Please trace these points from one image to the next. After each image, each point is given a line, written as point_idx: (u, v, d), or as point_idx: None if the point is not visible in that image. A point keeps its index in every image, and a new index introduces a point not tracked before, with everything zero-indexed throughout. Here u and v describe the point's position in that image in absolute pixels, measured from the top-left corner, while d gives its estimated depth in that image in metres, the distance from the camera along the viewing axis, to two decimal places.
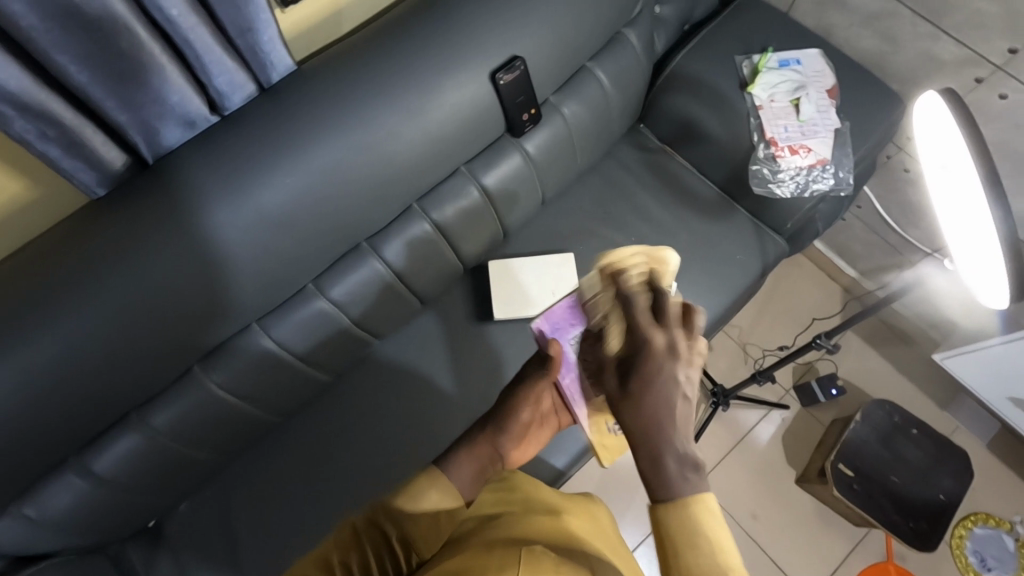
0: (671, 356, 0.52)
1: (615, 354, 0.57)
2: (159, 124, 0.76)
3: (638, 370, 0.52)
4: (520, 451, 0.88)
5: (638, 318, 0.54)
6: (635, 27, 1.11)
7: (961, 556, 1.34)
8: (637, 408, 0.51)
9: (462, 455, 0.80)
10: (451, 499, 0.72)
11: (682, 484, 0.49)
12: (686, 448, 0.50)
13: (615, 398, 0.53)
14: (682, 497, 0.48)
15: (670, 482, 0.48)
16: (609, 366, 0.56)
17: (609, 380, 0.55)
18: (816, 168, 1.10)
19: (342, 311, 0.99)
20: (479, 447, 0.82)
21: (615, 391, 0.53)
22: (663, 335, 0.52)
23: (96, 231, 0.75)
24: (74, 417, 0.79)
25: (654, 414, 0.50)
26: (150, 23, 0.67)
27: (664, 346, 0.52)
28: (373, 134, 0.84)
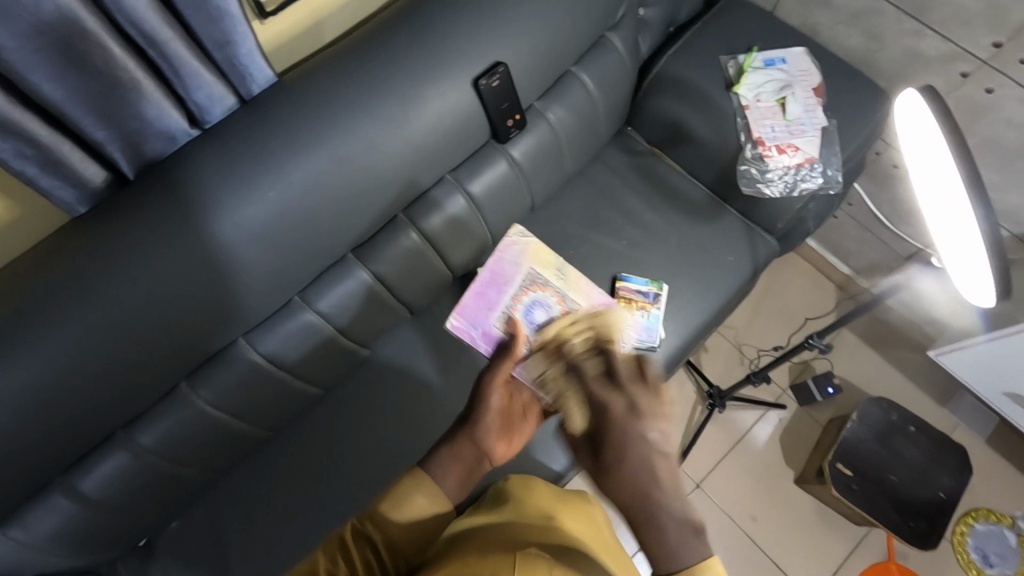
0: (634, 416, 0.55)
1: (584, 432, 0.57)
2: (139, 140, 0.75)
3: (605, 436, 0.55)
4: (506, 445, 0.82)
5: (590, 387, 0.58)
6: (619, 31, 1.11)
7: (963, 553, 1.33)
8: (616, 486, 0.53)
9: (444, 458, 0.75)
10: (438, 504, 0.71)
11: (682, 555, 0.50)
12: (683, 511, 0.51)
13: (597, 479, 0.55)
14: (688, 568, 0.49)
15: (672, 552, 0.50)
16: (579, 447, 0.58)
17: (587, 459, 0.57)
18: (804, 167, 1.09)
19: (330, 323, 0.98)
20: (459, 449, 0.76)
21: (594, 469, 0.56)
22: (616, 398, 0.56)
23: (75, 249, 0.74)
24: (59, 439, 0.79)
25: (636, 482, 0.52)
26: (124, 38, 0.66)
27: (624, 408, 0.56)
28: (355, 146, 0.83)
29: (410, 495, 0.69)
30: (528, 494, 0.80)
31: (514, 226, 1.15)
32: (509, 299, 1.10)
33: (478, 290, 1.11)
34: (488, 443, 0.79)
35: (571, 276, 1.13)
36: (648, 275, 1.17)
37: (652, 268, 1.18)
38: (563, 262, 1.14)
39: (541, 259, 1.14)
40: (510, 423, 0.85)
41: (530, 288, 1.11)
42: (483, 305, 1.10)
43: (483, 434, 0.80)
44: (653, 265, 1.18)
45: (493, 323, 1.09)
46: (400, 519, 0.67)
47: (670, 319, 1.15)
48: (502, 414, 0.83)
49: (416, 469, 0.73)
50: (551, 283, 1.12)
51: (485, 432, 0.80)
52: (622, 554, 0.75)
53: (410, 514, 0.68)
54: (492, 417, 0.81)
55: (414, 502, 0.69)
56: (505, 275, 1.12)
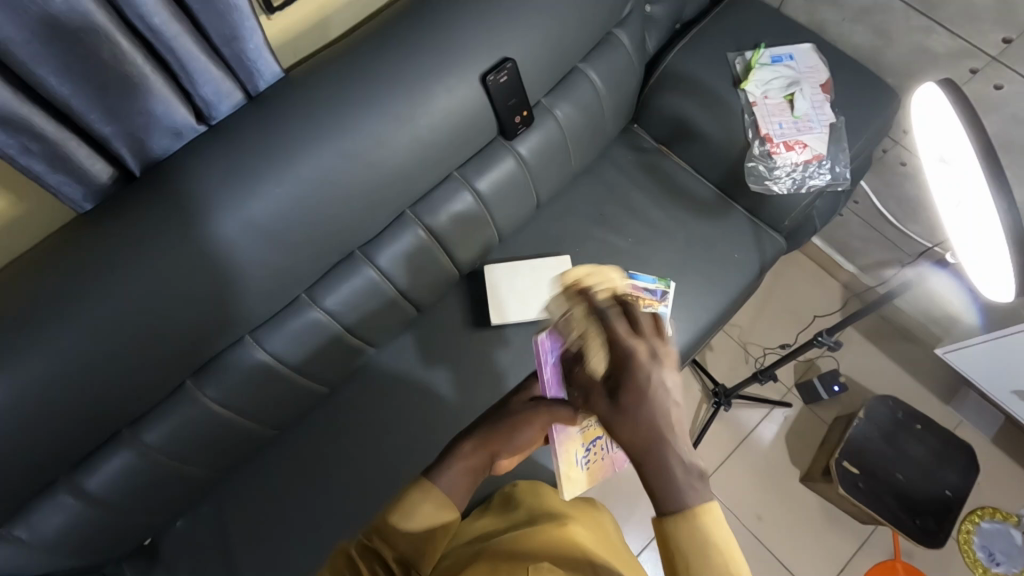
0: (655, 362, 0.54)
1: (604, 375, 0.57)
2: (146, 136, 0.75)
3: (626, 377, 0.54)
4: (512, 463, 0.88)
5: (616, 332, 0.58)
6: (626, 27, 1.10)
7: (969, 552, 1.32)
8: (631, 425, 0.52)
9: (460, 467, 0.77)
10: (445, 512, 0.69)
11: (685, 494, 0.48)
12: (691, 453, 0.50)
13: (610, 419, 0.54)
14: (689, 507, 0.48)
15: (676, 489, 0.48)
16: (598, 389, 0.57)
17: (602, 400, 0.55)
18: (812, 164, 1.09)
19: (336, 320, 0.98)
20: (475, 462, 0.79)
21: (608, 407, 0.55)
22: (641, 346, 0.55)
23: (81, 246, 0.73)
24: (64, 437, 0.78)
25: (651, 423, 0.51)
26: (132, 33, 0.66)
27: (647, 353, 0.55)
28: (363, 141, 0.83)
29: (414, 503, 0.68)
30: (535, 503, 0.80)
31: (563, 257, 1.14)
32: None
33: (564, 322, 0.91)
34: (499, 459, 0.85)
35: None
36: (655, 273, 1.16)
37: (659, 266, 1.17)
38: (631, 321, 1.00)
39: None
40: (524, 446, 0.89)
41: None
42: None
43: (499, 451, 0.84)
44: (659, 263, 1.17)
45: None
46: (409, 531, 0.65)
47: (677, 317, 1.14)
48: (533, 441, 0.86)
49: (422, 478, 0.72)
50: None
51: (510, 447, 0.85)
52: (631, 558, 0.76)
53: (416, 524, 0.66)
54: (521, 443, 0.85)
55: (421, 513, 0.67)
56: None
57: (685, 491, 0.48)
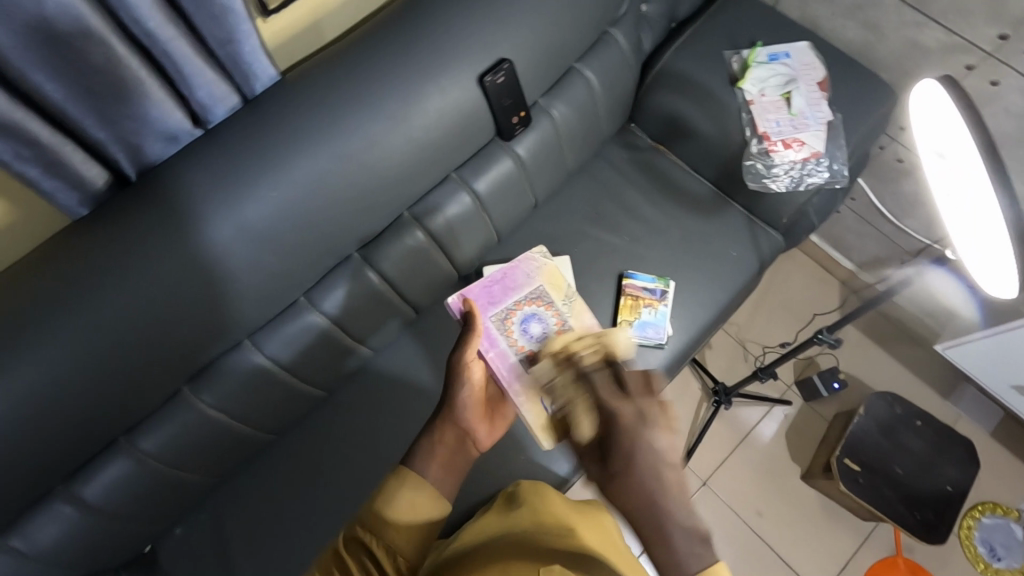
0: (641, 424, 0.60)
1: (592, 438, 0.63)
2: (141, 140, 0.74)
3: (615, 446, 0.59)
4: (487, 428, 0.88)
5: (600, 395, 0.65)
6: (621, 27, 1.10)
7: (970, 547, 1.34)
8: (624, 488, 0.55)
9: (428, 443, 0.79)
10: (428, 502, 0.72)
11: (687, 562, 0.50)
12: (690, 517, 0.52)
13: (603, 484, 0.59)
14: (689, 575, 0.50)
15: (675, 553, 0.51)
16: (587, 449, 0.63)
17: (595, 466, 0.61)
18: (810, 161, 1.09)
19: (335, 324, 0.97)
20: (442, 435, 0.80)
21: (600, 475, 0.59)
22: (626, 407, 0.62)
23: (75, 253, 0.73)
24: (60, 446, 0.77)
25: (642, 487, 0.54)
26: (126, 37, 0.65)
27: (633, 416, 0.61)
28: (360, 143, 0.82)
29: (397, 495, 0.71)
30: (538, 502, 0.79)
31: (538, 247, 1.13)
32: (511, 302, 1.02)
33: (486, 283, 1.04)
34: (470, 422, 0.85)
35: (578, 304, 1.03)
36: (653, 272, 1.16)
37: (658, 265, 1.17)
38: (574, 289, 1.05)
39: (554, 281, 1.05)
40: (488, 405, 0.91)
41: (533, 301, 1.02)
42: (488, 296, 1.02)
43: (462, 415, 0.85)
44: (658, 261, 1.17)
45: (491, 317, 1.00)
46: (393, 517, 0.69)
47: (676, 316, 1.14)
48: (481, 394, 0.89)
49: (401, 465, 0.75)
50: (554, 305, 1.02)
51: (463, 411, 0.85)
52: (634, 563, 0.74)
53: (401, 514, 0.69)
54: (467, 401, 0.86)
55: (403, 503, 0.70)
56: (517, 280, 1.05)
57: (686, 560, 0.50)
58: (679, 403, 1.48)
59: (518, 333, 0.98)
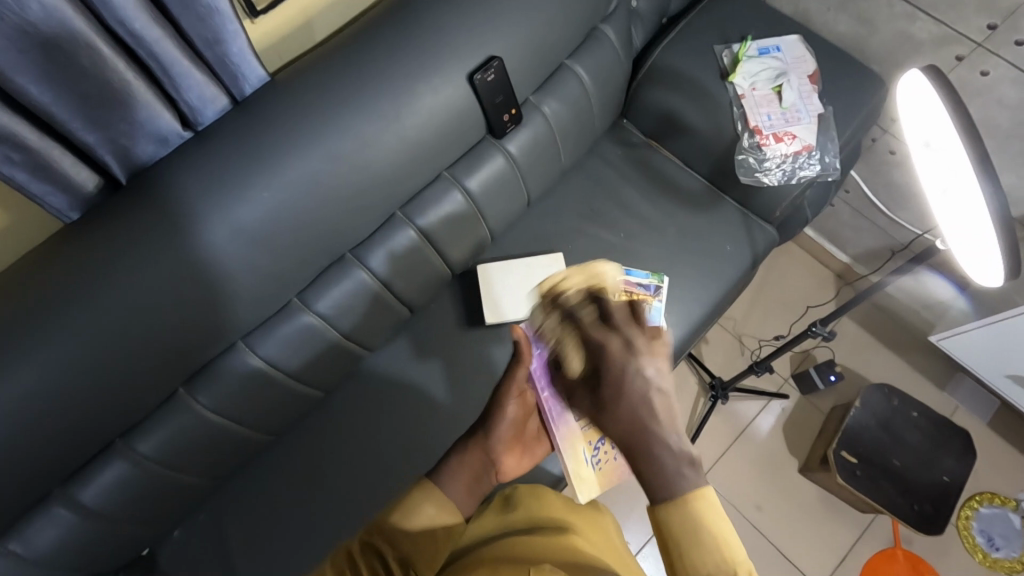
0: (630, 353, 0.54)
1: (583, 375, 0.58)
2: (130, 143, 0.74)
3: (603, 375, 0.54)
4: (514, 460, 0.88)
5: (584, 325, 0.58)
6: (611, 23, 1.10)
7: (969, 537, 1.35)
8: (613, 419, 0.52)
9: (455, 465, 0.79)
10: (449, 515, 0.71)
11: (675, 483, 0.48)
12: (679, 443, 0.49)
13: (595, 414, 0.55)
14: (682, 495, 0.48)
15: (666, 479, 0.48)
16: (581, 385, 0.58)
17: (586, 397, 0.56)
18: (802, 154, 1.09)
19: (329, 324, 0.97)
20: (469, 458, 0.81)
21: (593, 407, 0.55)
22: (613, 337, 0.55)
23: (67, 256, 0.73)
24: (56, 450, 0.77)
25: (632, 418, 0.51)
26: (112, 39, 0.65)
27: (620, 346, 0.54)
28: (350, 142, 0.82)
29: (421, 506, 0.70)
30: (535, 502, 0.77)
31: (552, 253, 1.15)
32: None
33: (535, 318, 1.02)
34: (498, 452, 0.85)
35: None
36: (648, 267, 1.16)
37: (653, 260, 1.17)
38: None
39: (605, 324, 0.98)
40: (520, 439, 0.91)
41: None
42: None
43: (494, 444, 0.86)
44: (653, 257, 1.17)
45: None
46: (412, 530, 0.66)
47: (671, 311, 1.14)
48: (514, 425, 0.89)
49: (427, 479, 0.75)
50: None
51: (496, 440, 0.86)
52: (632, 564, 0.73)
53: (421, 523, 0.68)
54: (503, 427, 0.87)
55: (424, 512, 0.69)
56: None
57: (673, 482, 0.48)
58: (677, 399, 1.49)
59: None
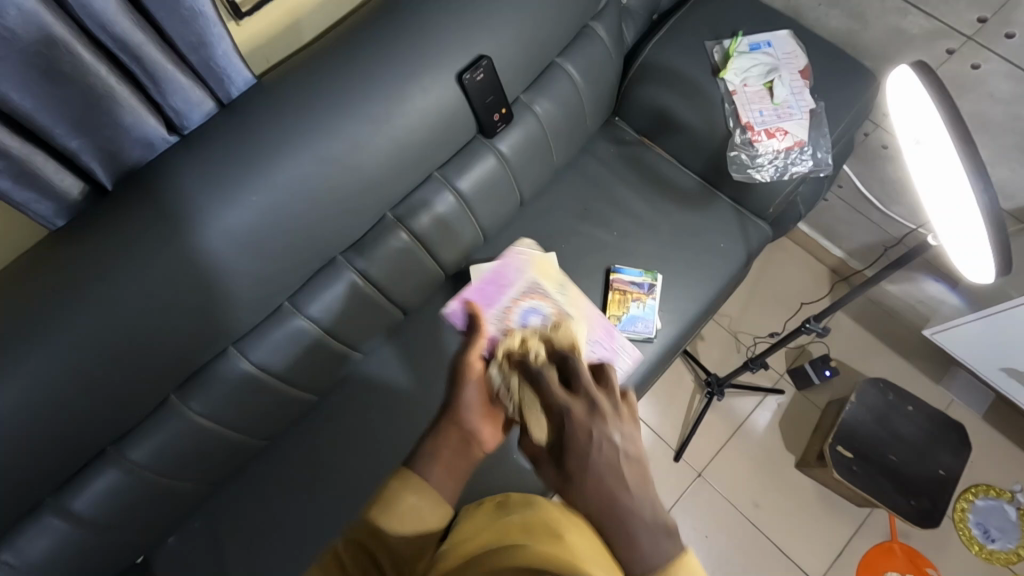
0: (593, 418, 0.55)
1: (548, 446, 0.59)
2: (116, 148, 0.73)
3: (567, 442, 0.55)
4: (492, 428, 0.78)
5: (547, 391, 0.60)
6: (602, 20, 1.10)
7: (964, 529, 1.35)
8: (583, 493, 0.53)
9: (431, 447, 0.70)
10: (438, 510, 0.65)
11: (649, 555, 0.49)
12: (655, 511, 0.51)
13: (561, 484, 0.55)
14: (659, 566, 0.48)
15: (642, 550, 0.49)
16: (546, 451, 0.58)
17: (551, 472, 0.57)
18: (794, 150, 1.08)
19: (321, 328, 0.96)
20: (450, 432, 0.72)
21: (557, 479, 0.56)
22: (575, 399, 0.58)
23: (53, 264, 0.72)
24: (46, 459, 0.76)
25: (597, 488, 0.52)
26: (94, 44, 0.64)
27: (585, 411, 0.56)
28: (339, 145, 0.82)
29: (409, 498, 0.64)
30: (529, 509, 0.78)
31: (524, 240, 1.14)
32: (508, 300, 1.05)
33: (478, 287, 1.08)
34: (475, 424, 0.76)
35: (571, 293, 1.08)
36: (642, 266, 1.16)
37: (646, 258, 1.17)
38: (566, 278, 1.10)
39: (544, 272, 1.10)
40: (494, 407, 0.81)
41: (532, 295, 1.05)
42: (483, 299, 1.05)
43: (467, 417, 0.77)
44: (647, 255, 1.17)
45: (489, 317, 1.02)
46: (404, 529, 0.62)
47: (665, 310, 1.14)
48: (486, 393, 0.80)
49: (408, 467, 0.68)
50: (551, 295, 1.06)
51: (468, 413, 0.77)
52: None
53: (411, 525, 0.63)
54: (475, 398, 0.78)
55: (418, 511, 0.64)
56: (508, 278, 1.08)
57: (643, 551, 0.49)
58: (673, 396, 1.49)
59: (518, 319, 0.99)
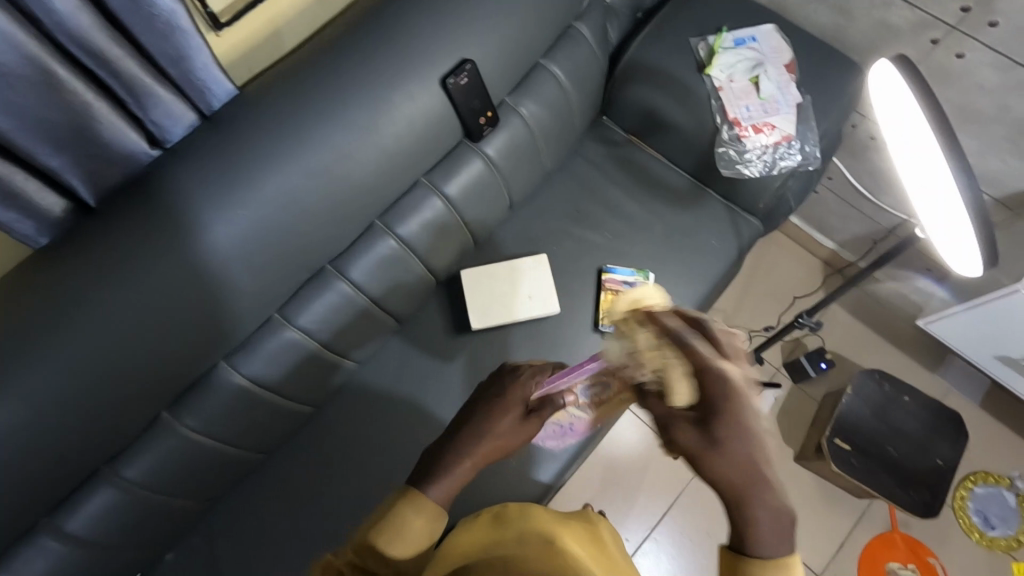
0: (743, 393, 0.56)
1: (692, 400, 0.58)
2: (97, 164, 0.73)
3: (703, 431, 0.56)
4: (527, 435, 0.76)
5: (701, 356, 0.56)
6: (586, 20, 1.09)
7: (965, 518, 1.36)
8: (723, 464, 0.55)
9: (455, 465, 0.69)
10: (433, 523, 0.66)
11: (772, 545, 0.54)
12: (775, 500, 0.55)
13: (698, 452, 0.56)
14: (769, 558, 0.54)
15: (760, 539, 0.55)
16: (721, 417, 0.55)
17: (689, 434, 0.57)
18: (782, 145, 1.08)
19: (312, 338, 0.96)
20: (480, 449, 0.70)
21: (698, 445, 0.56)
22: (706, 397, 0.56)
23: (38, 285, 0.71)
24: (38, 482, 0.75)
25: (727, 477, 0.55)
26: (71, 61, 0.64)
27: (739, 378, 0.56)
28: (324, 155, 0.81)
29: (403, 520, 0.64)
30: (526, 517, 0.78)
31: (538, 255, 1.14)
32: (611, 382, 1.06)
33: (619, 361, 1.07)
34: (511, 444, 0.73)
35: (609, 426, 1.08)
36: (633, 265, 1.16)
37: (638, 258, 1.17)
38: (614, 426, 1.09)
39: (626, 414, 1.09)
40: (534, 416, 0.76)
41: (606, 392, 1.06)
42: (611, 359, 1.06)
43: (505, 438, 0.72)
44: (638, 254, 1.17)
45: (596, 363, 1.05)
46: (404, 550, 0.63)
47: None
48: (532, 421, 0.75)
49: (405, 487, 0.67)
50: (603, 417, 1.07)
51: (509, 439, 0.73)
52: (624, 568, 0.76)
53: (406, 543, 0.64)
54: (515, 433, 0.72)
55: (410, 526, 0.64)
56: None
57: (766, 542, 0.54)
58: None
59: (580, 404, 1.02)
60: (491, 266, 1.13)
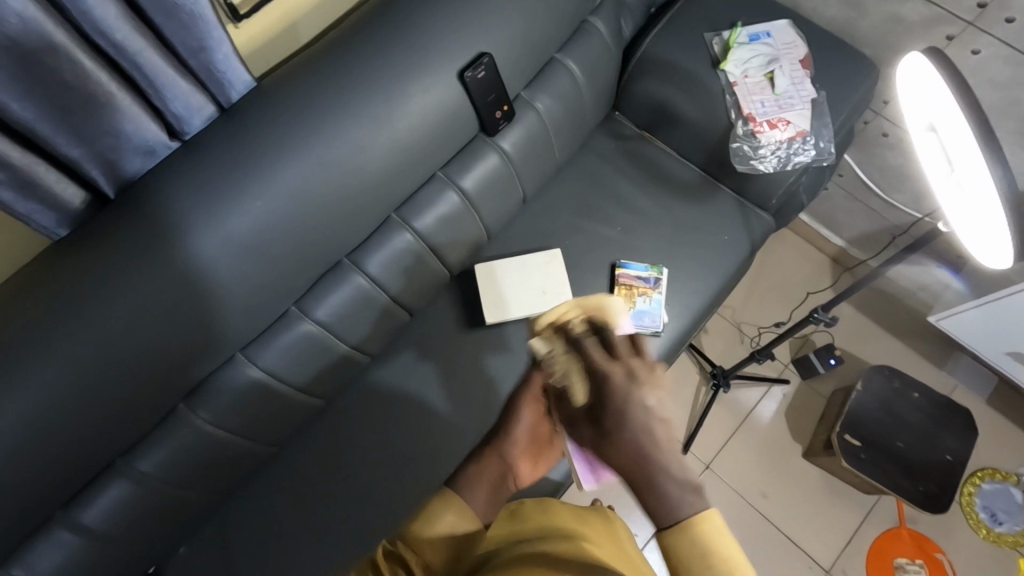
0: (633, 384, 0.55)
1: (586, 405, 0.60)
2: (116, 156, 0.72)
3: (606, 411, 0.55)
4: (530, 467, 0.86)
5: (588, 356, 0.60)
6: (600, 14, 1.09)
7: (972, 513, 1.36)
8: (625, 442, 0.52)
9: (473, 472, 0.76)
10: (467, 521, 0.67)
11: (678, 505, 0.48)
12: (685, 471, 0.49)
13: (600, 446, 0.55)
14: (685, 519, 0.47)
15: (671, 504, 0.48)
16: (623, 407, 0.54)
17: (589, 431, 0.58)
18: (796, 140, 1.08)
19: (328, 330, 0.95)
20: (487, 463, 0.79)
21: (596, 439, 0.56)
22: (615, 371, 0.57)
23: (56, 277, 0.71)
24: (54, 473, 0.75)
25: (631, 451, 0.51)
26: (95, 51, 0.63)
27: (624, 375, 0.56)
28: (342, 146, 0.81)
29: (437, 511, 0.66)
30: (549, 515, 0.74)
31: (552, 249, 1.14)
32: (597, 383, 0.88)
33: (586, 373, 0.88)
34: (513, 461, 0.82)
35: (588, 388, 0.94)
36: (646, 260, 1.16)
37: (650, 253, 1.17)
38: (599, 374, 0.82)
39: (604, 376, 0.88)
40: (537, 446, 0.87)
41: None
42: None
43: (510, 450, 0.83)
44: (650, 250, 1.17)
45: None
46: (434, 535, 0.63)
47: (671, 303, 1.14)
48: (530, 436, 0.86)
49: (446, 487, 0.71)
50: None
51: (511, 448, 0.83)
52: (642, 565, 0.73)
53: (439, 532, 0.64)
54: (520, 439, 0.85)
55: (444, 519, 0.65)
56: None
57: (679, 506, 0.48)
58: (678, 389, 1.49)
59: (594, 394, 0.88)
60: (506, 261, 1.13)
